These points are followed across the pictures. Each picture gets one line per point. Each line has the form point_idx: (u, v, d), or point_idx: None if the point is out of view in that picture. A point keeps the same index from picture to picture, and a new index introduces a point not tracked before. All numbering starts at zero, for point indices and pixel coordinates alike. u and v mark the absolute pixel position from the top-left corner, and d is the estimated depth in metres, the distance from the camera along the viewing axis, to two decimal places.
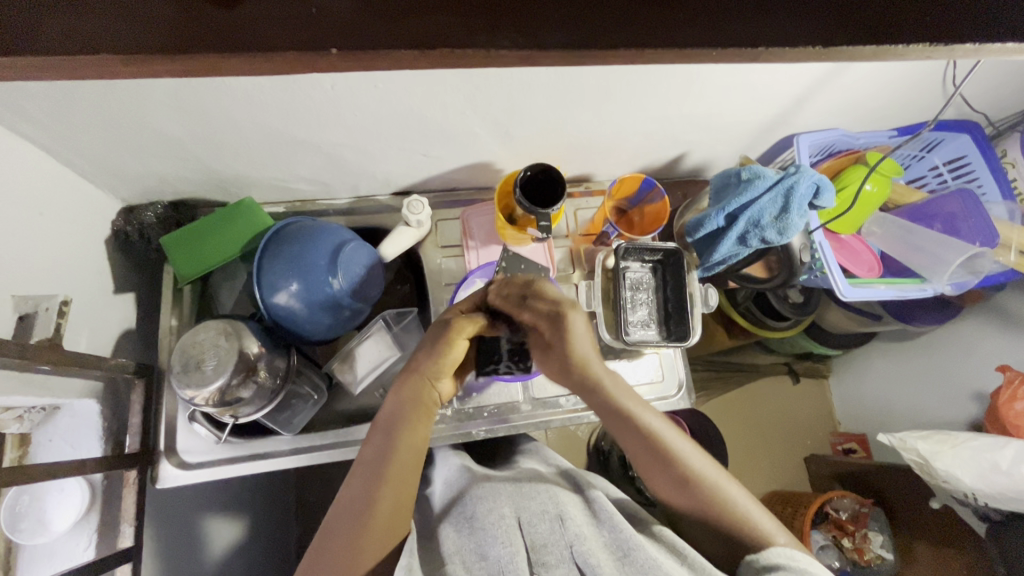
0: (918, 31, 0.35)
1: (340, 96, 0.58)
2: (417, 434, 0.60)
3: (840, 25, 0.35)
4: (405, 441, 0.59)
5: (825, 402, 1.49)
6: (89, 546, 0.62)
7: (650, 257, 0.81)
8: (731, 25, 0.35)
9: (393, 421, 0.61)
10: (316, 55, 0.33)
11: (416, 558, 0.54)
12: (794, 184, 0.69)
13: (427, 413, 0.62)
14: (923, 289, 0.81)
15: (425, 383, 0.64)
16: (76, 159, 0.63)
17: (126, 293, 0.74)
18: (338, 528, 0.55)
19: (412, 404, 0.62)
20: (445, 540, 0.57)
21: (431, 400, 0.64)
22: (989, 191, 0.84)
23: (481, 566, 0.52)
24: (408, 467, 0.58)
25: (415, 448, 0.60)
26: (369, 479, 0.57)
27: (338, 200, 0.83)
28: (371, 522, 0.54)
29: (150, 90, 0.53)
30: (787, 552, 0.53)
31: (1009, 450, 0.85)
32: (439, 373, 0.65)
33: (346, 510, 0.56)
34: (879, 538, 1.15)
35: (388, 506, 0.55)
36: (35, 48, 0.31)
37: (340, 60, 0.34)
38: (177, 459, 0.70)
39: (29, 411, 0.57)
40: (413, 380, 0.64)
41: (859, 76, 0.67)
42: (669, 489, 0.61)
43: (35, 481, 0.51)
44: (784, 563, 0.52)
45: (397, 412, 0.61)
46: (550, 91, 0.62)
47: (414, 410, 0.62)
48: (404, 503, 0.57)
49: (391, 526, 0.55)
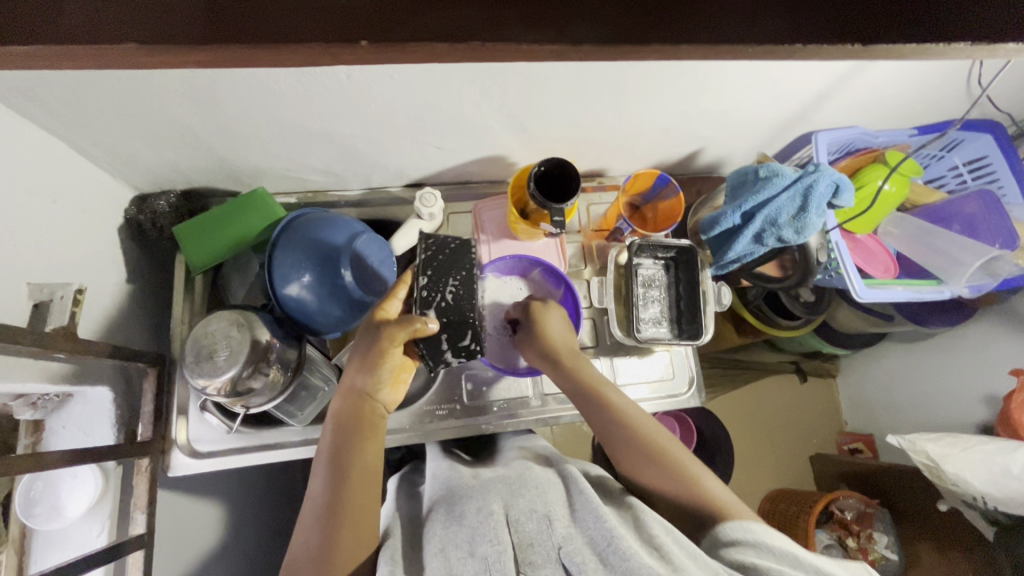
0: (955, 29, 0.34)
1: (355, 87, 0.57)
2: (363, 455, 0.60)
3: (879, 22, 0.34)
4: (351, 463, 0.59)
5: (832, 401, 1.48)
6: (102, 533, 0.62)
7: (663, 254, 0.80)
8: (767, 20, 0.34)
9: (339, 438, 0.61)
10: (347, 47, 0.33)
11: (397, 564, 0.52)
12: (813, 183, 0.67)
13: (370, 430, 0.62)
14: (940, 291, 0.79)
15: (364, 399, 0.63)
16: (90, 146, 0.62)
17: (138, 281, 0.74)
18: (307, 531, 0.56)
19: (355, 425, 0.62)
20: (431, 538, 0.55)
21: (373, 415, 0.64)
22: (1009, 192, 0.83)
23: (466, 565, 0.50)
24: (358, 488, 0.58)
25: (362, 470, 0.59)
26: (322, 503, 0.57)
27: (350, 191, 0.83)
28: (331, 541, 0.54)
29: (166, 78, 0.53)
30: (745, 525, 0.53)
31: (1020, 453, 0.84)
32: (378, 387, 0.64)
33: (305, 536, 0.56)
34: (885, 538, 1.14)
35: (348, 514, 0.56)
36: (63, 35, 0.31)
37: (372, 51, 0.33)
38: (189, 448, 0.71)
39: (42, 398, 0.59)
40: (350, 400, 0.64)
41: (882, 73, 0.66)
42: (654, 477, 0.62)
43: (51, 467, 0.51)
44: (743, 539, 0.52)
45: (339, 435, 0.62)
46: (567, 83, 0.62)
47: (355, 428, 0.62)
48: (366, 510, 0.57)
49: (360, 536, 0.55)
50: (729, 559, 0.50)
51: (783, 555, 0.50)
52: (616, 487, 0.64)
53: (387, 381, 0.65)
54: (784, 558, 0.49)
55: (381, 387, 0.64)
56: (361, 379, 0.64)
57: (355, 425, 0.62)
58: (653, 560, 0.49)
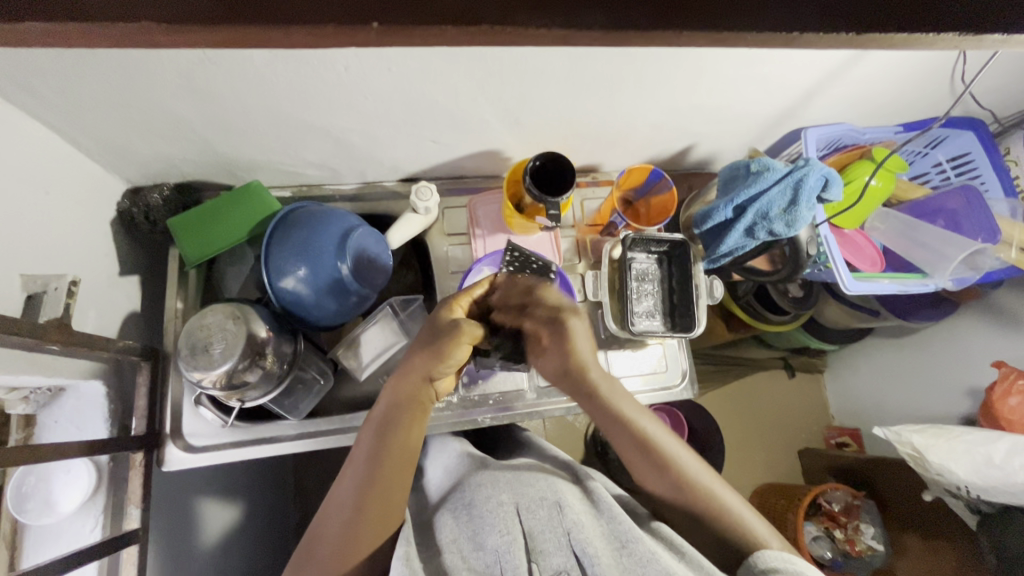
0: (949, 19, 0.35)
1: (353, 79, 0.58)
2: (410, 436, 0.61)
3: (879, 10, 0.35)
4: (399, 443, 0.60)
5: (820, 396, 1.51)
6: (97, 526, 0.61)
7: (657, 248, 0.81)
8: (769, 7, 0.35)
9: (388, 420, 0.62)
10: (355, 28, 0.33)
11: (412, 543, 0.56)
12: (804, 176, 0.69)
13: (420, 415, 0.63)
14: (925, 284, 0.82)
15: (421, 385, 0.64)
16: (83, 138, 0.62)
17: (130, 276, 0.73)
18: (327, 517, 0.58)
19: (409, 406, 0.63)
20: (442, 528, 0.58)
21: (425, 399, 0.64)
22: (991, 188, 0.85)
23: (479, 557, 0.52)
24: (398, 467, 0.59)
25: (406, 449, 0.61)
26: (362, 474, 0.58)
27: (345, 185, 0.83)
28: (361, 520, 0.56)
29: (163, 68, 0.52)
30: (785, 556, 0.54)
31: (1002, 443, 0.87)
32: (439, 374, 0.65)
33: (338, 502, 0.58)
34: (872, 529, 1.16)
35: (374, 505, 0.57)
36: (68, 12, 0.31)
37: (380, 34, 0.33)
38: (183, 442, 0.70)
39: (34, 392, 0.59)
40: (407, 380, 0.64)
41: (869, 71, 0.68)
42: (655, 483, 0.63)
43: (45, 460, 0.51)
44: (783, 568, 0.52)
45: (393, 411, 0.62)
46: (564, 78, 0.62)
47: (409, 410, 0.62)
48: (392, 503, 0.58)
49: (383, 518, 0.57)
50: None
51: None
52: (640, 509, 0.63)
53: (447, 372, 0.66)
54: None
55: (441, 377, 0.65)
56: (427, 365, 0.64)
57: (409, 406, 0.63)
58: (669, 565, 0.51)
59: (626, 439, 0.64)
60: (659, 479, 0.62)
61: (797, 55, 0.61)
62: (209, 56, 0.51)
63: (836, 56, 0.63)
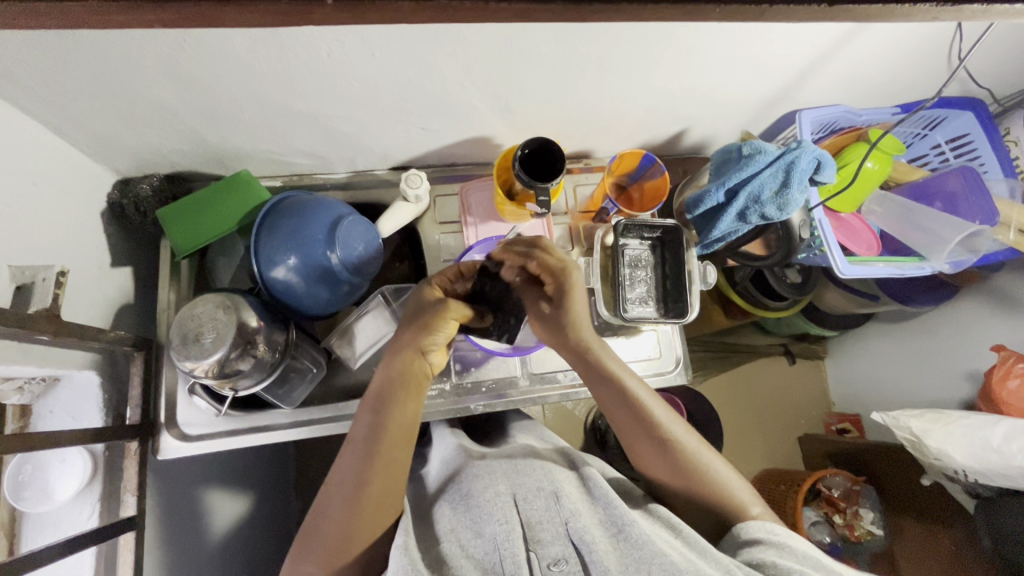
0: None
1: (336, 65, 0.57)
2: (406, 412, 0.62)
3: None
4: (396, 419, 0.61)
5: (821, 383, 1.50)
6: (93, 514, 0.63)
7: (650, 233, 0.80)
8: None
9: (387, 396, 0.62)
10: (310, 6, 0.32)
11: (411, 535, 0.55)
12: (796, 159, 0.68)
13: (415, 387, 0.63)
14: (921, 266, 0.80)
15: (416, 356, 0.65)
16: (69, 128, 0.62)
17: (123, 267, 0.74)
18: (326, 506, 0.57)
19: (406, 379, 0.63)
20: (440, 519, 0.58)
21: (421, 375, 0.65)
22: (990, 169, 0.83)
23: (477, 545, 0.53)
24: (398, 442, 0.60)
25: (403, 424, 0.61)
26: (363, 454, 0.59)
27: (336, 174, 0.82)
28: (366, 500, 0.56)
29: (143, 56, 0.52)
30: (766, 526, 0.55)
31: (1000, 427, 0.86)
32: (430, 347, 0.65)
33: (340, 485, 0.58)
34: (870, 514, 1.16)
35: (376, 489, 0.57)
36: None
37: (334, 10, 0.33)
38: (178, 431, 0.71)
39: (30, 382, 0.59)
40: (405, 355, 0.65)
41: (862, 50, 0.66)
42: (656, 466, 0.63)
43: (40, 448, 0.51)
44: (766, 538, 0.53)
45: (390, 387, 0.63)
46: (550, 61, 0.62)
47: (404, 383, 0.63)
48: (394, 488, 0.58)
49: (385, 505, 0.57)
50: (747, 558, 0.52)
51: (805, 556, 0.51)
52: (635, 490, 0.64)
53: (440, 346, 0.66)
54: (807, 561, 0.51)
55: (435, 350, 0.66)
56: (415, 337, 0.65)
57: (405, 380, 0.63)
58: (665, 547, 0.52)
59: (624, 418, 0.64)
60: (651, 453, 0.62)
61: (786, 36, 0.60)
62: (189, 43, 0.51)
63: (825, 35, 0.61)
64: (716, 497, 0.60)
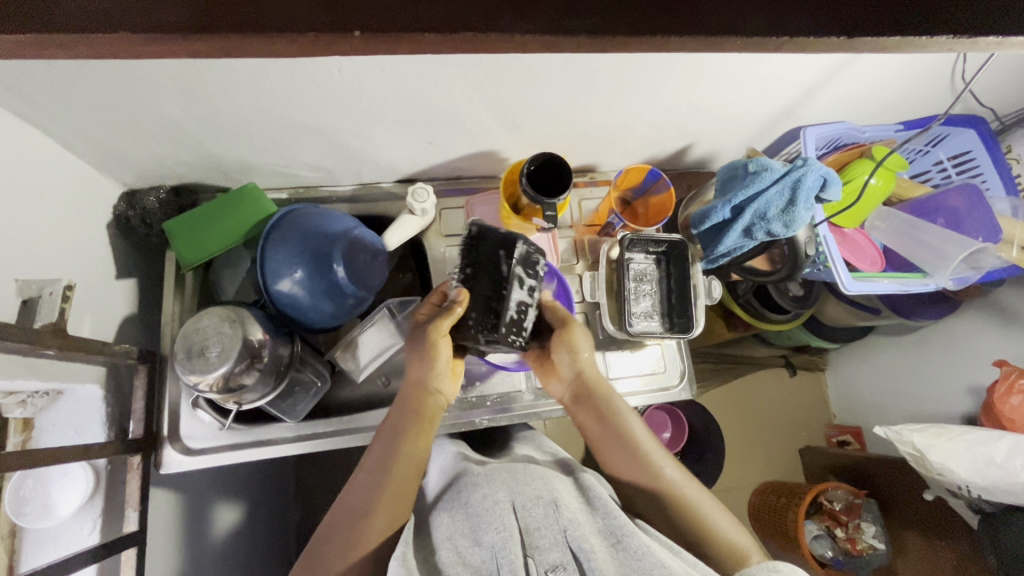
0: (943, 24, 0.34)
1: (346, 81, 0.57)
2: (418, 445, 0.63)
3: (864, 13, 0.34)
4: (406, 452, 0.62)
5: (820, 395, 1.50)
6: (94, 530, 0.62)
7: (655, 249, 0.80)
8: (755, 14, 0.34)
9: (396, 431, 0.63)
10: (340, 36, 0.32)
11: (410, 544, 0.55)
12: (802, 176, 0.69)
13: (429, 422, 0.65)
14: (925, 283, 0.81)
15: (424, 391, 0.66)
16: (77, 141, 0.62)
17: (128, 279, 0.73)
18: (334, 524, 0.58)
19: (418, 413, 0.64)
20: (439, 527, 0.58)
21: (434, 407, 0.66)
22: (992, 186, 0.85)
23: (475, 553, 0.52)
24: (408, 474, 0.61)
25: (415, 458, 0.62)
26: (374, 479, 0.60)
27: (341, 187, 0.82)
28: (370, 522, 0.57)
29: (154, 72, 0.52)
30: (771, 565, 0.48)
31: (1003, 443, 0.86)
32: (436, 379, 0.66)
33: (347, 506, 0.59)
34: (872, 528, 1.15)
35: (382, 516, 0.58)
36: (63, 25, 0.31)
37: (363, 41, 0.33)
38: (181, 445, 0.70)
39: (33, 395, 0.58)
40: (415, 390, 0.66)
41: (867, 71, 0.67)
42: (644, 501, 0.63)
43: (44, 464, 0.51)
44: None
45: (404, 420, 0.64)
46: (558, 80, 0.62)
47: (417, 418, 0.64)
48: (401, 508, 0.59)
49: (392, 520, 0.58)
50: None
51: None
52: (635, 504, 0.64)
53: (445, 374, 0.67)
54: None
55: (439, 379, 0.66)
56: (421, 370, 0.66)
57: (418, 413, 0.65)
58: (666, 558, 0.51)
59: (618, 459, 0.65)
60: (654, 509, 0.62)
61: (792, 56, 0.61)
62: (201, 61, 0.51)
63: (831, 57, 0.62)
64: (705, 538, 0.58)
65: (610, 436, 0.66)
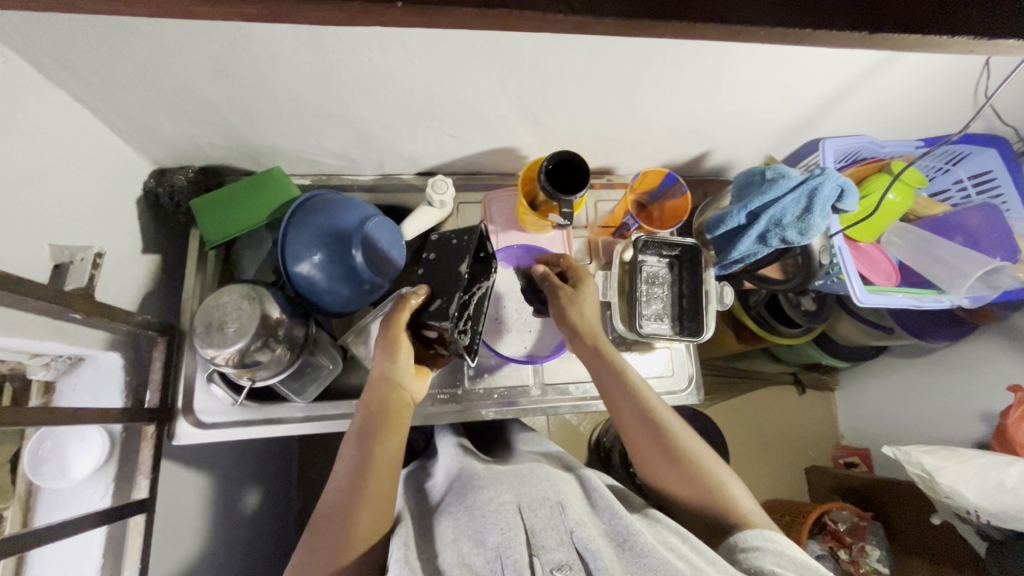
0: (974, 21, 0.34)
1: (376, 70, 0.59)
2: (389, 445, 0.61)
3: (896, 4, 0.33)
4: (380, 452, 0.60)
5: (829, 415, 1.48)
6: (106, 495, 0.64)
7: (668, 252, 0.82)
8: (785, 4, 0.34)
9: (366, 434, 0.61)
10: (380, 7, 0.31)
11: (411, 548, 0.55)
12: (819, 185, 0.69)
13: (397, 419, 0.62)
14: (940, 299, 0.81)
15: (389, 389, 0.63)
16: (115, 117, 0.64)
17: (153, 254, 0.75)
18: (325, 524, 0.57)
19: (384, 413, 0.62)
20: (444, 532, 0.57)
21: (401, 406, 0.64)
22: (1013, 208, 0.83)
23: (481, 557, 0.52)
24: (381, 482, 0.59)
25: (388, 461, 0.60)
26: (351, 485, 0.58)
27: (363, 176, 0.85)
28: (354, 523, 0.57)
29: (192, 51, 0.54)
30: (767, 533, 0.55)
31: (1015, 469, 0.84)
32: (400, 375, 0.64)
33: (333, 508, 0.58)
34: (877, 552, 1.13)
35: (367, 514, 0.57)
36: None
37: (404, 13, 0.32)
38: (194, 418, 0.72)
39: (56, 359, 0.61)
40: (378, 388, 0.63)
41: (888, 83, 0.67)
42: (662, 472, 0.63)
43: (64, 423, 0.52)
44: (762, 545, 0.53)
45: (372, 419, 0.62)
46: (581, 78, 0.63)
47: (385, 418, 0.62)
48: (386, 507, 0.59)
49: (373, 529, 0.58)
50: (746, 565, 0.52)
51: (800, 565, 0.51)
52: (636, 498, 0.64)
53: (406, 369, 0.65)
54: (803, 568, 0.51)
55: (403, 375, 0.64)
56: (385, 364, 0.64)
57: (384, 411, 0.62)
58: (670, 554, 0.51)
59: (636, 432, 0.64)
60: (682, 488, 0.62)
61: (813, 65, 0.62)
62: (237, 42, 0.53)
63: (852, 66, 0.63)
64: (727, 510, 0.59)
65: (627, 406, 0.65)
